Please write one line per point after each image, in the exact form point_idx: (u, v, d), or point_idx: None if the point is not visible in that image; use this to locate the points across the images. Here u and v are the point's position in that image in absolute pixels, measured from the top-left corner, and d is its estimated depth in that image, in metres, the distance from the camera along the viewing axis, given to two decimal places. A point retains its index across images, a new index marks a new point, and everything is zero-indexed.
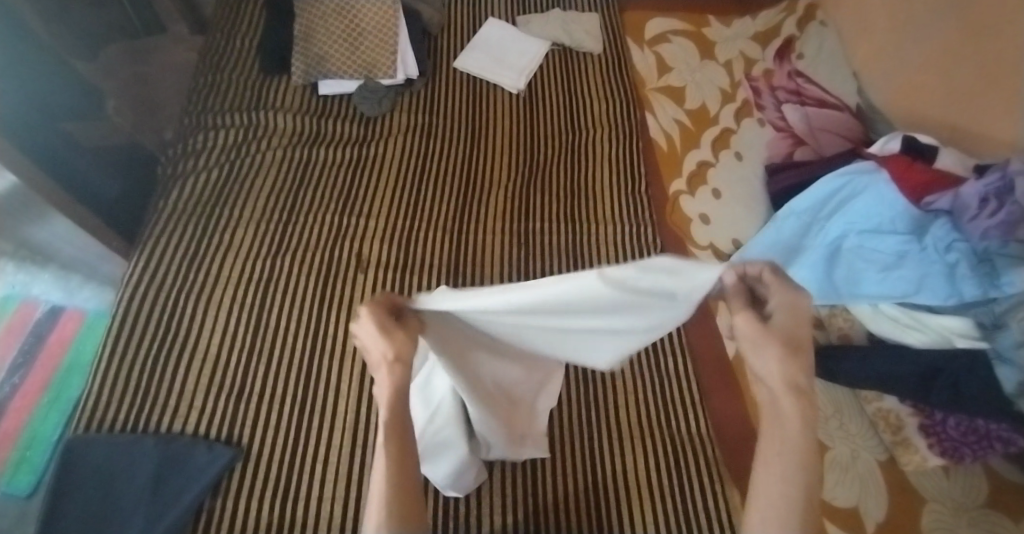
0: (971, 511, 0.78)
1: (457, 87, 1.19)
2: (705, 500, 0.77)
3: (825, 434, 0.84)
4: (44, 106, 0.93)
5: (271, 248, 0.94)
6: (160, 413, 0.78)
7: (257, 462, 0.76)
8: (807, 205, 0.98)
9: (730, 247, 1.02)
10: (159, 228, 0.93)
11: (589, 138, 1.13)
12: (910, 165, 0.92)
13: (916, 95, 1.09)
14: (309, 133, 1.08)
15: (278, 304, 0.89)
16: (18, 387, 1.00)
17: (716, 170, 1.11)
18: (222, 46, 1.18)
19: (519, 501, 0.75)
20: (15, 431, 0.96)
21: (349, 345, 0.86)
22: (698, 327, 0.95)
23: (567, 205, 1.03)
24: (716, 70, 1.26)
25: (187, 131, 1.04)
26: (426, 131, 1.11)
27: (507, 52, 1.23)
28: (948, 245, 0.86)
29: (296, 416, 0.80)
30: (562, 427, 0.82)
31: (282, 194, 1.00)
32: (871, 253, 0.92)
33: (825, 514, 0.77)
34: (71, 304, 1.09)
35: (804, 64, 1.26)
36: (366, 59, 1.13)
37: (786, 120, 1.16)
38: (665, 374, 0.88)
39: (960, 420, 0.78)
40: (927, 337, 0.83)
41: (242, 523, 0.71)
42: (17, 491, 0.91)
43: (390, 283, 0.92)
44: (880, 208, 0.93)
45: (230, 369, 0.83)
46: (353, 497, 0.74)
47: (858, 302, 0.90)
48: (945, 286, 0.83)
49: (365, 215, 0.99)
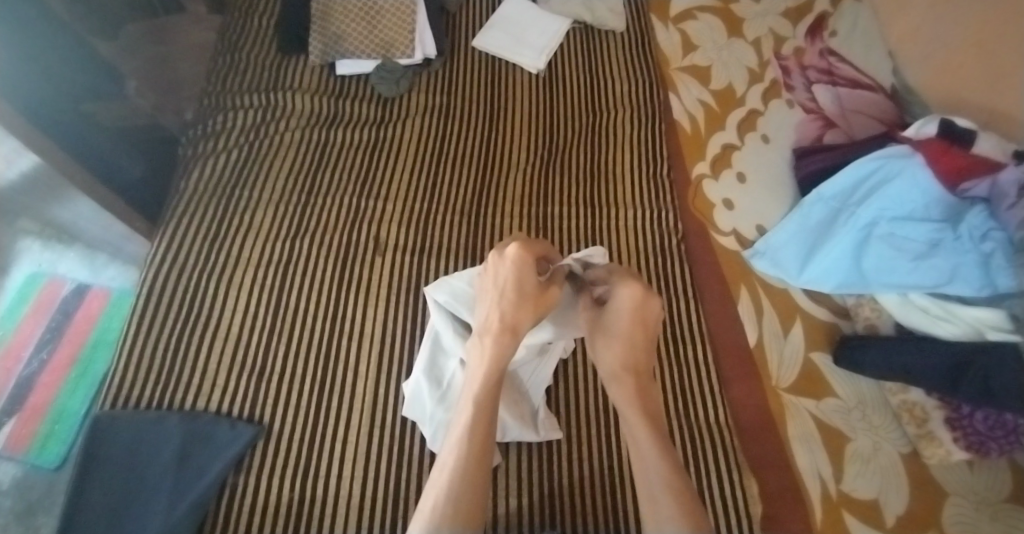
0: (994, 505, 0.76)
1: (476, 67, 1.17)
2: (721, 487, 0.77)
3: (847, 426, 0.83)
4: (66, 86, 0.93)
5: (289, 230, 0.94)
6: (184, 390, 0.80)
7: (278, 440, 0.77)
8: (837, 190, 0.95)
9: (754, 234, 0.99)
10: (181, 210, 0.94)
11: (611, 120, 1.11)
12: (947, 150, 0.89)
13: (954, 75, 1.04)
14: (328, 114, 1.07)
15: (297, 286, 0.89)
16: (45, 363, 1.03)
17: (741, 153, 1.08)
18: (240, 25, 1.17)
19: (534, 485, 0.76)
20: (44, 405, 0.99)
21: (366, 327, 0.87)
22: (719, 313, 0.92)
23: (589, 188, 1.02)
24: (743, 48, 1.22)
25: (206, 112, 1.04)
26: (445, 113, 1.10)
27: (527, 30, 1.20)
28: (984, 234, 0.84)
29: (314, 397, 0.81)
30: (577, 413, 0.82)
31: (301, 175, 1.00)
32: (904, 241, 0.88)
33: (844, 506, 0.76)
34: (96, 283, 1.12)
35: (835, 42, 1.21)
36: (384, 38, 1.11)
37: (816, 102, 1.12)
38: (683, 362, 0.87)
39: (987, 414, 0.77)
40: (957, 329, 0.81)
41: (263, 499, 0.73)
42: (45, 464, 0.95)
43: (409, 266, 0.92)
44: (915, 194, 0.90)
45: (251, 350, 0.84)
46: (369, 479, 0.75)
47: (887, 293, 0.87)
48: (978, 275, 0.82)
49: (384, 198, 0.98)
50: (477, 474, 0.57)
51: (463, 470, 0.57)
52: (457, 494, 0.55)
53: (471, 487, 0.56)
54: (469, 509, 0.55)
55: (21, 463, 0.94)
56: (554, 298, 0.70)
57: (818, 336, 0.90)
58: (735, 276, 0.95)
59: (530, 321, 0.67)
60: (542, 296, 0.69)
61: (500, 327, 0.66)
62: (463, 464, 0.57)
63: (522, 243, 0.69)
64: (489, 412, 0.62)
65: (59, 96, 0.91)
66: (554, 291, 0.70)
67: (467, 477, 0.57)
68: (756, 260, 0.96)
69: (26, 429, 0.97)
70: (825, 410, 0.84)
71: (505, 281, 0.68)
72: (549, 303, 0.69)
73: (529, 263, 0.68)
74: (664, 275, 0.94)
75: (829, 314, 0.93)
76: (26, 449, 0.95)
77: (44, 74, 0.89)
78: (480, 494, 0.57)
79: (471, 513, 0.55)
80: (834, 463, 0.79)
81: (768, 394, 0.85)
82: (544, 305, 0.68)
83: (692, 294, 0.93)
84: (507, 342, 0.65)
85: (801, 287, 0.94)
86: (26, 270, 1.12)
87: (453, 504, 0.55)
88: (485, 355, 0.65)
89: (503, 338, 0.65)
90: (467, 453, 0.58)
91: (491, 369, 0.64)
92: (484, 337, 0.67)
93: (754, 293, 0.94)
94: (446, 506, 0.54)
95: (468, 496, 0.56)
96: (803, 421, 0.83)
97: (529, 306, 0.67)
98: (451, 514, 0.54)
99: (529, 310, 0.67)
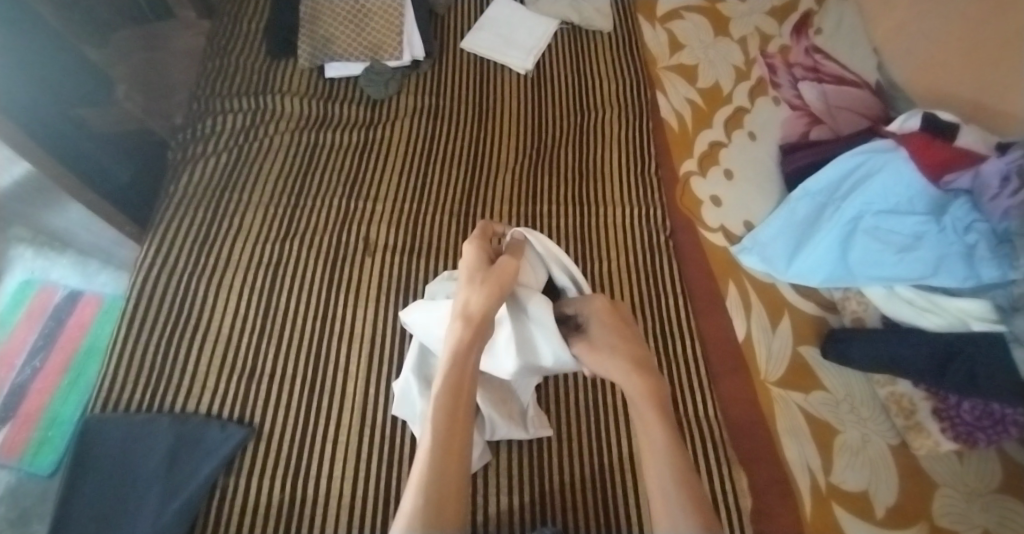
0: (983, 495, 0.77)
1: (464, 68, 1.18)
2: (711, 481, 0.77)
3: (836, 418, 0.83)
4: (55, 92, 0.94)
5: (279, 232, 0.94)
6: (175, 393, 0.80)
7: (269, 440, 0.77)
8: (823, 185, 0.96)
9: (741, 230, 1.00)
10: (170, 214, 0.94)
11: (598, 119, 1.11)
12: (929, 143, 0.90)
13: (938, 70, 1.05)
14: (317, 117, 1.08)
15: (287, 288, 0.90)
16: (39, 369, 1.03)
17: (729, 150, 1.09)
18: (229, 31, 1.18)
19: (526, 483, 0.76)
20: (37, 411, 0.99)
21: (358, 327, 0.87)
22: (706, 308, 0.92)
23: (576, 186, 1.02)
24: (730, 47, 1.23)
25: (196, 117, 1.05)
26: (433, 114, 1.11)
27: (515, 32, 1.21)
28: (968, 225, 0.85)
29: (305, 399, 0.81)
30: (567, 411, 0.82)
31: (291, 178, 1.00)
32: (889, 234, 0.89)
33: (833, 497, 0.77)
34: (90, 288, 1.12)
35: (821, 39, 1.22)
36: (371, 41, 1.12)
37: (802, 99, 1.13)
38: (673, 357, 0.87)
39: (974, 405, 0.77)
40: (942, 320, 0.82)
41: (255, 500, 0.73)
42: (39, 470, 0.94)
43: (398, 267, 0.92)
44: (898, 188, 0.91)
45: (241, 351, 0.84)
46: (360, 477, 0.76)
47: (873, 285, 0.88)
48: (963, 268, 0.83)
49: (372, 198, 0.99)
50: (449, 467, 0.57)
51: (435, 469, 0.56)
52: (430, 493, 0.55)
53: (446, 488, 0.56)
54: (443, 500, 0.55)
55: (15, 470, 0.94)
56: (507, 267, 0.67)
57: (807, 329, 0.91)
58: (723, 272, 0.96)
59: (484, 300, 0.65)
60: (496, 273, 0.67)
61: (461, 316, 0.65)
62: (432, 455, 0.57)
63: (469, 242, 0.72)
64: (458, 404, 0.60)
65: (49, 103, 0.92)
66: (504, 261, 0.68)
67: (438, 472, 0.56)
68: (744, 255, 0.96)
69: (20, 435, 0.97)
70: (814, 403, 0.84)
71: (461, 275, 0.69)
72: (508, 277, 0.67)
73: (478, 254, 0.69)
74: (651, 272, 0.94)
75: (815, 307, 0.93)
76: (19, 456, 0.95)
77: (34, 81, 0.90)
78: (455, 493, 0.56)
79: (443, 511, 0.54)
80: (824, 456, 0.80)
81: (758, 388, 0.85)
82: (501, 280, 0.66)
83: (681, 290, 0.93)
84: (470, 331, 0.64)
85: (789, 281, 0.94)
86: (18, 277, 1.12)
87: (425, 496, 0.54)
88: (448, 346, 0.64)
89: (465, 328, 0.64)
90: (439, 452, 0.57)
91: (455, 359, 0.63)
92: (451, 327, 0.65)
93: (742, 289, 0.94)
94: (419, 505, 0.54)
95: (440, 487, 0.55)
96: (792, 414, 0.83)
97: (485, 288, 0.65)
98: (421, 506, 0.54)
99: (481, 291, 0.65)
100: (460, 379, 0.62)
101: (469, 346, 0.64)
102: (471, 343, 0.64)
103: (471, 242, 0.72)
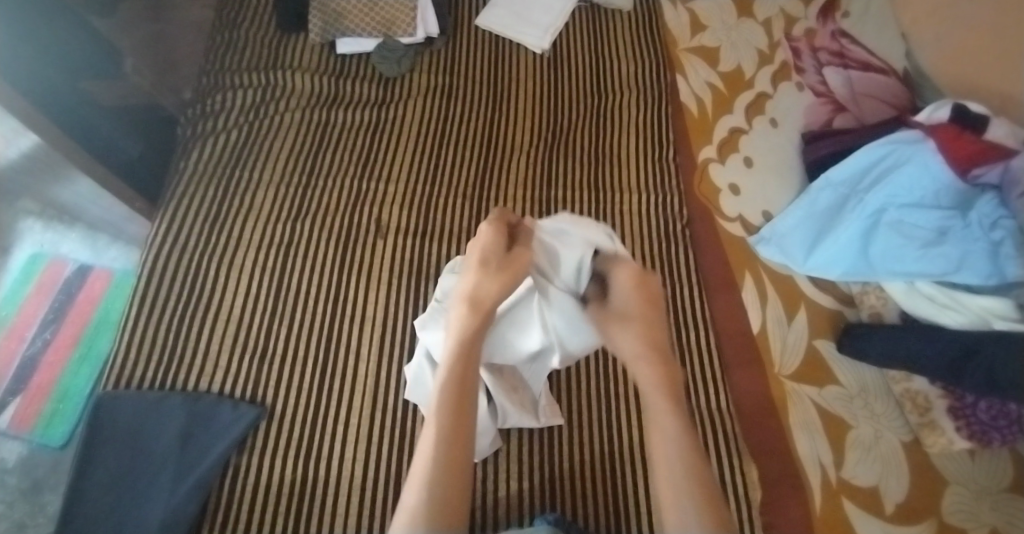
0: (994, 494, 0.76)
1: (480, 46, 1.15)
2: (721, 472, 0.77)
3: (848, 413, 0.82)
4: (66, 64, 0.92)
5: (290, 211, 0.93)
6: (186, 372, 0.80)
7: (280, 422, 0.77)
8: (845, 176, 0.95)
9: (760, 220, 0.98)
10: (181, 190, 0.93)
11: (615, 101, 1.09)
12: (959, 135, 0.87)
13: (968, 58, 1.02)
14: (329, 94, 1.05)
15: (299, 269, 0.88)
16: (49, 342, 1.03)
17: (749, 136, 1.06)
18: (240, 3, 1.15)
19: (536, 468, 0.76)
20: (48, 384, 0.99)
21: (369, 310, 0.86)
22: (724, 300, 0.91)
23: (592, 170, 1.00)
24: (753, 29, 1.19)
25: (205, 92, 1.03)
26: (447, 93, 1.08)
27: (532, 8, 1.17)
28: (994, 222, 0.84)
29: (315, 381, 0.80)
30: (579, 399, 0.82)
31: (302, 156, 0.98)
32: (912, 228, 0.87)
33: (843, 492, 0.76)
34: (98, 263, 1.11)
35: (848, 23, 1.18)
36: (385, 15, 1.09)
37: (826, 84, 1.10)
38: (687, 347, 0.86)
39: (991, 404, 0.77)
40: (964, 318, 0.79)
41: (266, 479, 0.73)
42: (51, 442, 0.95)
43: (409, 250, 0.91)
44: (924, 181, 0.88)
45: (252, 332, 0.83)
46: (371, 459, 0.75)
47: (893, 280, 0.86)
48: (986, 265, 0.82)
49: (385, 179, 0.97)
50: (455, 459, 0.53)
51: (440, 461, 0.53)
52: (436, 486, 0.51)
53: (451, 482, 0.52)
54: (448, 497, 0.51)
55: (26, 441, 0.95)
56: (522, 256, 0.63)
57: (823, 323, 0.90)
58: (739, 262, 0.94)
59: (494, 288, 0.61)
60: (508, 260, 0.63)
61: (465, 302, 0.61)
62: (437, 447, 0.53)
63: (488, 221, 0.67)
64: (463, 390, 0.57)
65: (61, 75, 0.91)
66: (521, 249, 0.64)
67: (442, 464, 0.52)
68: (761, 246, 0.94)
69: (31, 408, 0.97)
70: (827, 397, 0.83)
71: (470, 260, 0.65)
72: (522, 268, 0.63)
73: (495, 239, 0.64)
74: (668, 261, 0.93)
75: (834, 301, 0.92)
76: (30, 428, 0.96)
77: (45, 53, 0.88)
78: (461, 486, 0.52)
79: (448, 505, 0.50)
80: (835, 450, 0.79)
81: (772, 382, 0.84)
82: (511, 269, 0.62)
83: (695, 281, 0.92)
84: (472, 318, 0.60)
85: (806, 273, 0.93)
86: (28, 250, 1.11)
87: (430, 488, 0.51)
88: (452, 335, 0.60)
89: (469, 314, 0.60)
90: (444, 441, 0.54)
91: (459, 344, 0.59)
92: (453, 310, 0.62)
93: (758, 280, 0.93)
94: (424, 500, 0.50)
95: (446, 479, 0.52)
96: (805, 408, 0.83)
97: (496, 274, 0.61)
98: (427, 500, 0.50)
99: (494, 278, 0.61)
100: (464, 364, 0.58)
101: (472, 334, 0.60)
102: (475, 331, 0.60)
103: (488, 222, 0.67)
